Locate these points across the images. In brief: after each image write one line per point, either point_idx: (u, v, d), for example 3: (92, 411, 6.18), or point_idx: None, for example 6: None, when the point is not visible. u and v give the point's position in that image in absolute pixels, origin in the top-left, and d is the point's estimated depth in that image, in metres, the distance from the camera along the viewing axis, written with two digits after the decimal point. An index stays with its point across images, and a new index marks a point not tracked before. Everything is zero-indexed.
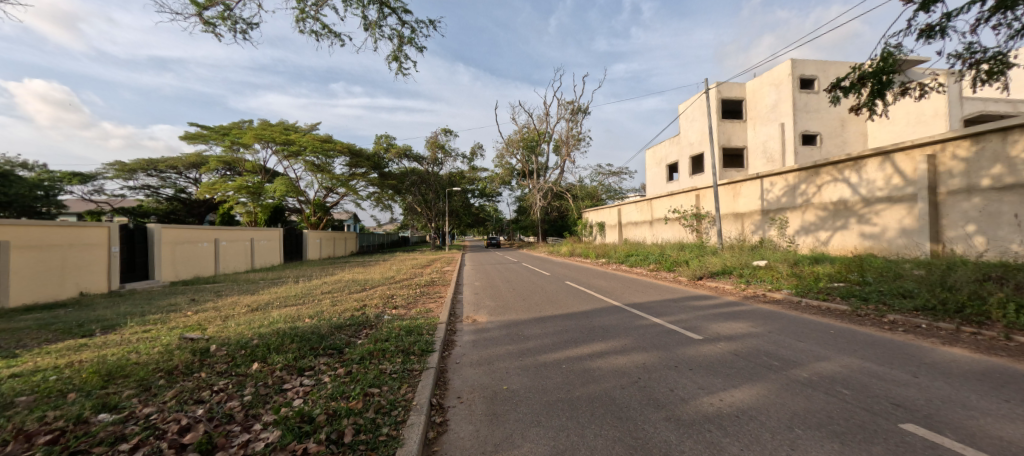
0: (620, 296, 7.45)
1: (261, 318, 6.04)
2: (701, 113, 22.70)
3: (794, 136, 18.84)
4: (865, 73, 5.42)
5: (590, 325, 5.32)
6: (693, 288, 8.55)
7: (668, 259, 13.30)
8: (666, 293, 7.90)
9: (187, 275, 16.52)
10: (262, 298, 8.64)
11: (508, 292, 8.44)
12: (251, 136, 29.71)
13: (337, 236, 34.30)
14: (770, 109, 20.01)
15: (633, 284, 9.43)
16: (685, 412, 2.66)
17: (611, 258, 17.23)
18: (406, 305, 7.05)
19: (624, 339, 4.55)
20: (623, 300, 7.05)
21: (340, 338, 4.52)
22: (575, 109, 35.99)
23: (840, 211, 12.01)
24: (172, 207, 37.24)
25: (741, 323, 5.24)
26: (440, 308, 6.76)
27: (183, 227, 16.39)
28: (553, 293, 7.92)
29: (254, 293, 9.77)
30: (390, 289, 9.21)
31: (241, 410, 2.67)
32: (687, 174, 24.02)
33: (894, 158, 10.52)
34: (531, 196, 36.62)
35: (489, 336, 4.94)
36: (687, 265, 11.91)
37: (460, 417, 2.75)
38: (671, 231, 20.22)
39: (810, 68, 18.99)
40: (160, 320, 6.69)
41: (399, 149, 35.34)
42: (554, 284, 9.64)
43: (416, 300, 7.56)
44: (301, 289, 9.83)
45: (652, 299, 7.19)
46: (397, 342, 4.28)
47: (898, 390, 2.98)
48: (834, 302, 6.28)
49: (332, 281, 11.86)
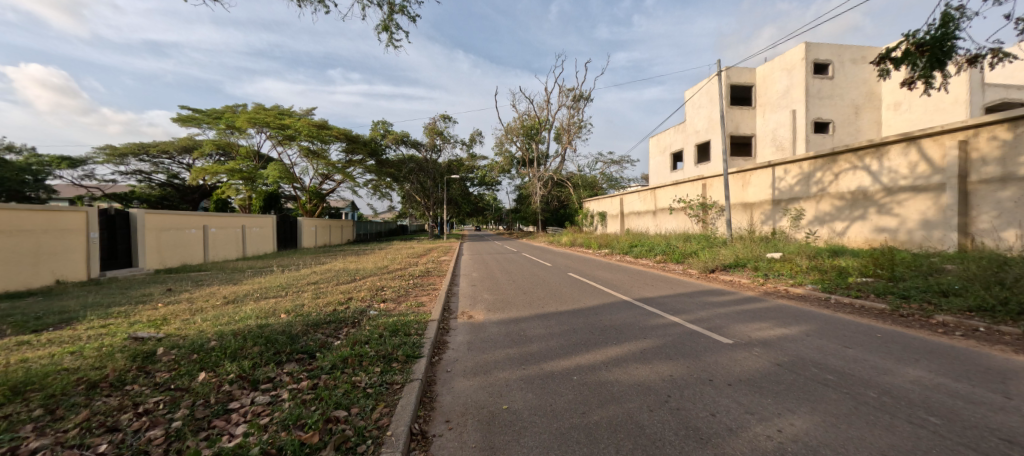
0: (628, 290, 6.85)
1: (232, 313, 5.40)
2: (708, 99, 21.90)
3: (805, 124, 18.11)
4: (922, 41, 4.71)
5: (600, 325, 4.71)
6: (705, 281, 7.96)
7: (676, 250, 12.67)
8: (678, 287, 7.28)
9: (174, 262, 15.89)
10: (242, 290, 7.98)
11: (507, 285, 7.81)
12: (244, 120, 28.83)
13: (333, 224, 33.66)
14: (781, 95, 19.21)
15: (640, 277, 8.83)
16: (737, 450, 2.05)
17: (614, 249, 16.65)
18: (395, 299, 6.40)
19: (641, 341, 3.97)
20: (632, 295, 6.45)
21: (313, 339, 3.90)
22: (577, 95, 35.07)
23: (859, 200, 11.39)
24: (164, 193, 36.49)
25: (772, 325, 4.63)
26: (432, 302, 6.14)
27: (168, 213, 15.71)
28: (556, 287, 7.33)
29: (237, 283, 9.11)
30: (381, 280, 8.57)
31: (161, 444, 2.04)
32: (692, 163, 23.31)
33: (921, 143, 9.86)
34: (531, 185, 35.96)
35: (486, 337, 4.32)
36: (696, 256, 11.31)
37: (447, 453, 2.14)
38: (675, 222, 19.62)
39: (824, 52, 18.17)
40: (124, 313, 6.06)
41: (396, 136, 34.38)
42: (556, 276, 9.07)
43: (407, 294, 6.93)
44: (286, 280, 9.18)
45: (664, 294, 6.58)
46: (379, 345, 3.64)
47: (997, 418, 2.38)
48: (869, 300, 5.68)
49: (321, 270, 11.24)
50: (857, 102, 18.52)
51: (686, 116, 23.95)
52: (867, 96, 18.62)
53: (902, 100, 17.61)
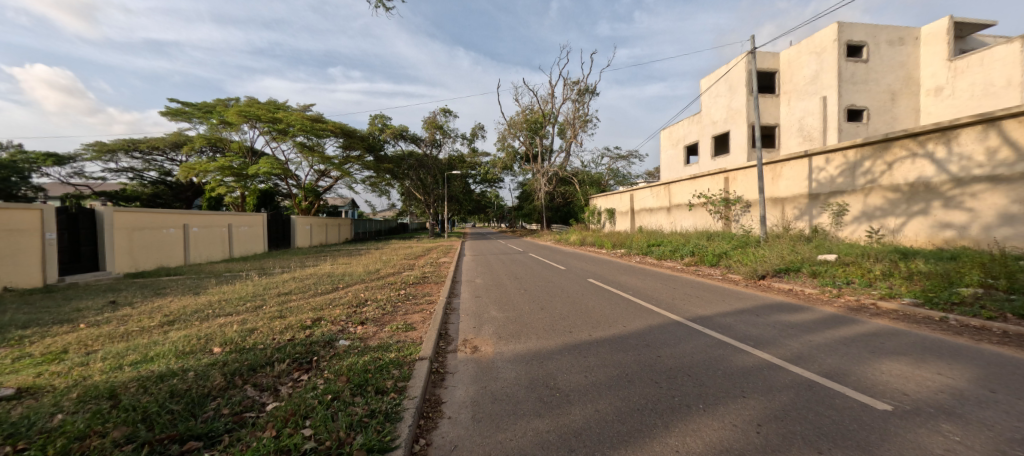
0: (672, 307, 5.39)
1: (151, 344, 3.96)
2: (727, 87, 20.34)
3: (838, 111, 16.58)
4: None
5: (663, 366, 3.28)
6: (761, 292, 6.56)
7: (706, 251, 11.16)
8: (732, 301, 5.80)
9: (149, 265, 14.51)
10: (198, 303, 6.52)
11: (519, 297, 6.42)
12: (234, 113, 27.41)
13: (329, 222, 32.27)
14: (809, 80, 17.68)
15: (675, 285, 7.37)
16: None
17: (631, 249, 15.15)
18: (377, 320, 4.95)
19: (743, 406, 2.52)
20: (681, 314, 4.98)
21: (227, 407, 2.46)
22: (583, 88, 33.56)
23: (918, 193, 9.94)
24: (156, 190, 35.18)
25: (918, 368, 3.15)
26: (425, 325, 4.71)
27: (142, 211, 14.32)
28: (580, 300, 5.94)
29: (197, 293, 7.65)
30: (367, 290, 7.13)
31: None
32: (708, 156, 21.81)
33: (1003, 125, 8.37)
34: (535, 181, 34.50)
35: (501, 392, 2.89)
36: (732, 258, 9.91)
37: None
38: (694, 219, 18.17)
39: (858, 33, 16.65)
40: (22, 340, 4.62)
41: (395, 131, 32.88)
42: (575, 284, 7.63)
43: (394, 311, 5.50)
44: (258, 288, 7.75)
45: (721, 312, 5.11)
46: (326, 423, 2.21)
47: None
48: (1012, 323, 4.21)
49: (302, 275, 9.80)
50: (894, 87, 17.01)
51: (702, 106, 22.37)
52: (905, 81, 17.12)
53: (945, 85, 16.13)
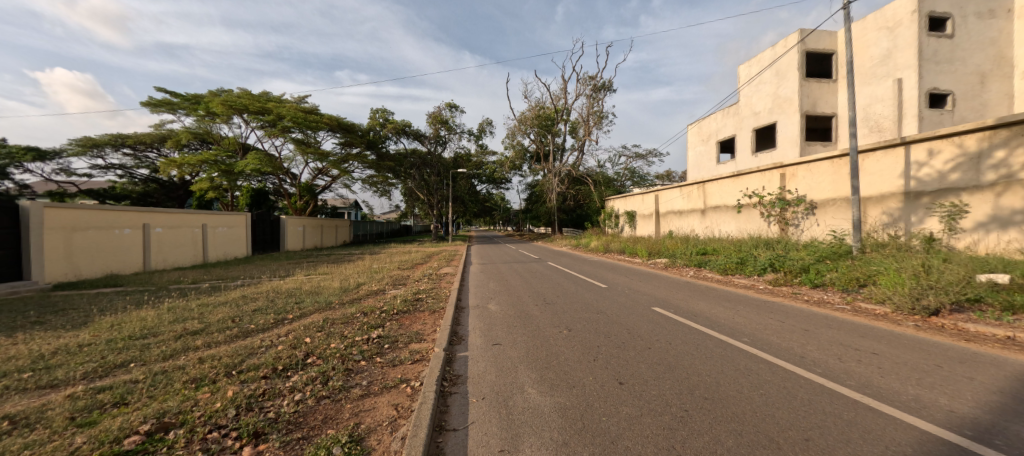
0: (878, 391, 2.81)
1: None
2: (773, 73, 17.68)
3: (917, 95, 13.91)
4: None
5: None
6: (980, 347, 3.90)
7: (793, 264, 8.44)
8: (967, 374, 3.17)
9: (93, 272, 12.10)
10: (36, 352, 3.93)
11: (566, 349, 3.85)
12: (220, 104, 25.10)
13: (326, 224, 29.92)
14: (878, 61, 14.97)
15: (803, 325, 4.71)
16: None
17: (674, 259, 12.48)
18: (294, 422, 2.37)
19: None
20: (936, 423, 2.38)
21: None
22: (599, 82, 31.09)
23: None
24: (147, 188, 32.96)
25: None
26: (393, 449, 2.11)
27: (86, 207, 11.91)
28: (683, 365, 3.36)
29: (79, 326, 5.10)
30: (321, 328, 4.54)
31: None
32: (746, 152, 19.15)
33: None
34: (546, 181, 32.06)
35: None
36: (839, 276, 7.27)
37: None
38: (739, 223, 15.57)
39: (942, 3, 13.98)
40: None
41: (396, 126, 30.60)
42: (639, 319, 5.03)
43: (347, 388, 2.91)
44: (166, 318, 5.16)
45: (1007, 414, 2.52)
46: None
47: None
48: None
49: (256, 292, 7.27)
50: (982, 69, 14.36)
51: (741, 96, 19.68)
52: (994, 61, 14.39)
53: None
